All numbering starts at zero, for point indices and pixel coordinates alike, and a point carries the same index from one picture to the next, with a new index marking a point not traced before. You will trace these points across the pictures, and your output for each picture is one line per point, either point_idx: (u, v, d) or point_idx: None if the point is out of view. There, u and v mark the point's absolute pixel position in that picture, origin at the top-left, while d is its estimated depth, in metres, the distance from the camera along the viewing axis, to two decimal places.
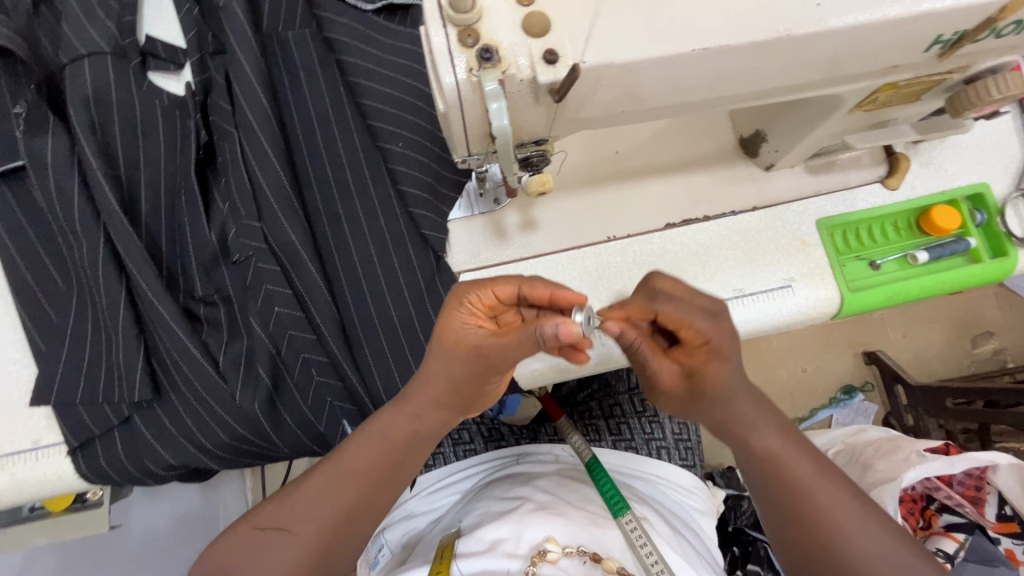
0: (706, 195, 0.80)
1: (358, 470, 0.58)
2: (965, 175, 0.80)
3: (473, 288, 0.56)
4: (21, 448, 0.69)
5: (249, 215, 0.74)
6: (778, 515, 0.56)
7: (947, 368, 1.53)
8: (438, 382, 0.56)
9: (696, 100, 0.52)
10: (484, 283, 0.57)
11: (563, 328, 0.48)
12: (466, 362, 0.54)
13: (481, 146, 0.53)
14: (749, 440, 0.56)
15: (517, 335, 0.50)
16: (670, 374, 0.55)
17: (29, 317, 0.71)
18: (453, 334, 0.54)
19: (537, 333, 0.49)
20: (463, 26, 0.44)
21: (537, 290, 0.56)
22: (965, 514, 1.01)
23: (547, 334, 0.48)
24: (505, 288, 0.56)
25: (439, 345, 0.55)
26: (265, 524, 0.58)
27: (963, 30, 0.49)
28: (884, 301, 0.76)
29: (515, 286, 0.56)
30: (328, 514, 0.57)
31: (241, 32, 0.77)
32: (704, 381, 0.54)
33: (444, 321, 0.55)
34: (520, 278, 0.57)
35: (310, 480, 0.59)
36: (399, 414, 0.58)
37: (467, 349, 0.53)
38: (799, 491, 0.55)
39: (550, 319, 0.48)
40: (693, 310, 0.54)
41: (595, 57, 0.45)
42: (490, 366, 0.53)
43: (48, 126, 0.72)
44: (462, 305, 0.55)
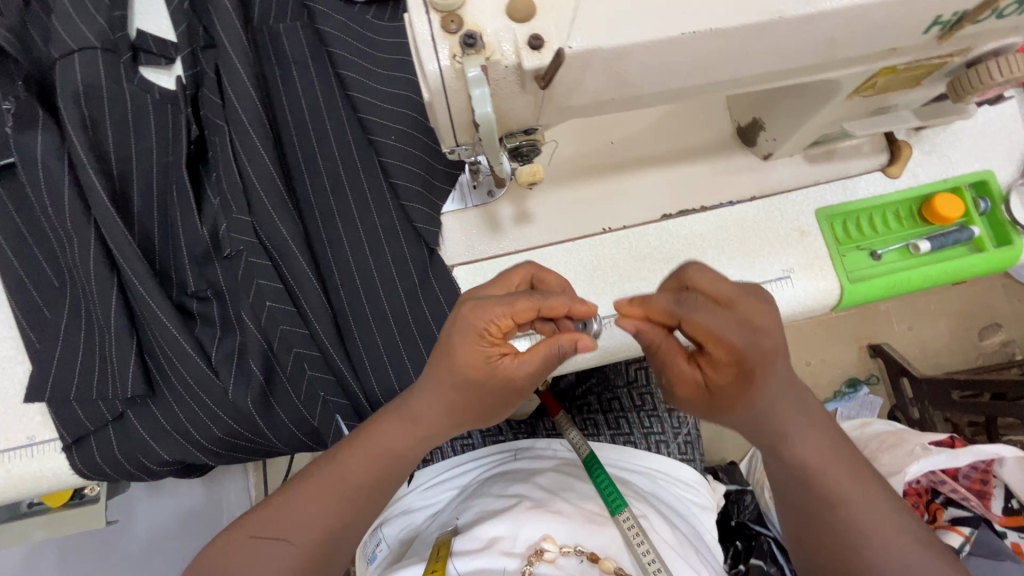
0: (703, 186, 0.79)
1: (361, 485, 0.58)
2: (969, 162, 0.78)
3: (488, 316, 0.52)
4: (16, 444, 0.70)
5: (240, 209, 0.73)
6: (804, 522, 0.56)
7: (954, 360, 1.51)
8: (456, 406, 0.57)
9: (689, 87, 0.51)
10: (499, 308, 0.52)
11: (585, 343, 0.52)
12: (492, 389, 0.55)
13: (468, 136, 0.52)
14: (785, 448, 0.55)
15: (540, 354, 0.53)
16: (690, 382, 0.55)
17: (22, 314, 0.71)
18: (478, 367, 0.54)
19: (561, 350, 0.53)
20: (446, 12, 0.43)
21: (556, 307, 0.54)
22: (971, 508, 1.01)
23: (570, 349, 0.53)
24: (524, 311, 0.53)
25: (462, 376, 0.54)
26: (262, 532, 0.56)
27: (962, 10, 0.48)
28: (885, 291, 0.74)
29: (535, 305, 0.53)
30: (330, 523, 0.57)
31: (230, 25, 0.76)
32: (733, 398, 0.53)
33: (463, 354, 0.53)
34: (537, 295, 0.53)
35: (310, 496, 0.57)
36: (403, 428, 0.59)
37: (496, 379, 0.54)
38: (829, 502, 0.54)
39: (569, 338, 0.53)
40: (727, 324, 0.51)
41: (581, 41, 0.44)
42: (520, 390, 0.56)
43: (38, 122, 0.71)
44: (478, 335, 0.53)
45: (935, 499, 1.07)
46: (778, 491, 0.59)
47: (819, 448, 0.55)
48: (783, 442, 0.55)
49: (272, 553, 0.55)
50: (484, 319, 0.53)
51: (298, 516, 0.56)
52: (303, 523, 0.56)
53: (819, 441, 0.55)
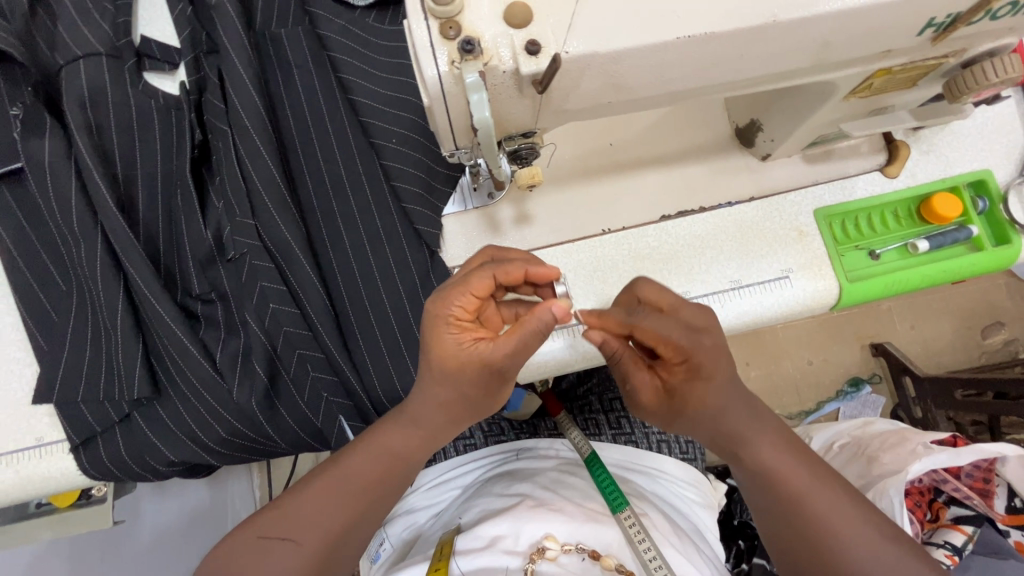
0: (702, 186, 0.79)
1: (366, 484, 0.59)
2: (967, 162, 0.78)
3: (450, 302, 0.54)
4: (24, 445, 0.71)
5: (244, 213, 0.74)
6: (777, 521, 0.57)
7: (957, 359, 1.51)
8: (448, 400, 0.57)
9: (685, 89, 0.52)
10: (457, 291, 0.55)
11: (559, 308, 0.53)
12: (477, 376, 0.55)
13: (467, 139, 0.53)
14: (746, 450, 0.57)
15: (518, 332, 0.52)
16: (652, 387, 0.59)
17: (29, 317, 0.72)
18: (455, 356, 0.54)
19: (541, 324, 0.53)
20: (444, 18, 0.44)
21: (511, 275, 0.57)
22: (973, 507, 1.01)
23: (550, 320, 0.53)
24: (481, 286, 0.55)
25: (443, 368, 0.54)
26: (269, 533, 0.57)
27: (956, 12, 0.48)
28: (883, 291, 0.75)
29: (490, 276, 0.56)
30: (333, 525, 0.57)
31: (233, 30, 0.77)
32: (688, 399, 0.57)
33: (438, 347, 0.54)
34: (490, 268, 0.56)
35: (315, 495, 0.58)
36: (411, 432, 0.60)
37: (476, 364, 0.54)
38: (796, 497, 0.55)
39: (543, 306, 0.53)
40: (671, 325, 0.55)
41: (577, 46, 0.44)
42: (505, 374, 0.56)
43: (46, 128, 0.72)
44: (447, 323, 0.54)
45: (939, 498, 1.08)
46: (749, 498, 0.60)
47: (783, 445, 0.58)
48: (744, 447, 0.57)
49: (276, 556, 0.56)
50: (449, 307, 0.54)
51: (303, 515, 0.57)
52: (308, 521, 0.57)
53: (780, 440, 0.58)
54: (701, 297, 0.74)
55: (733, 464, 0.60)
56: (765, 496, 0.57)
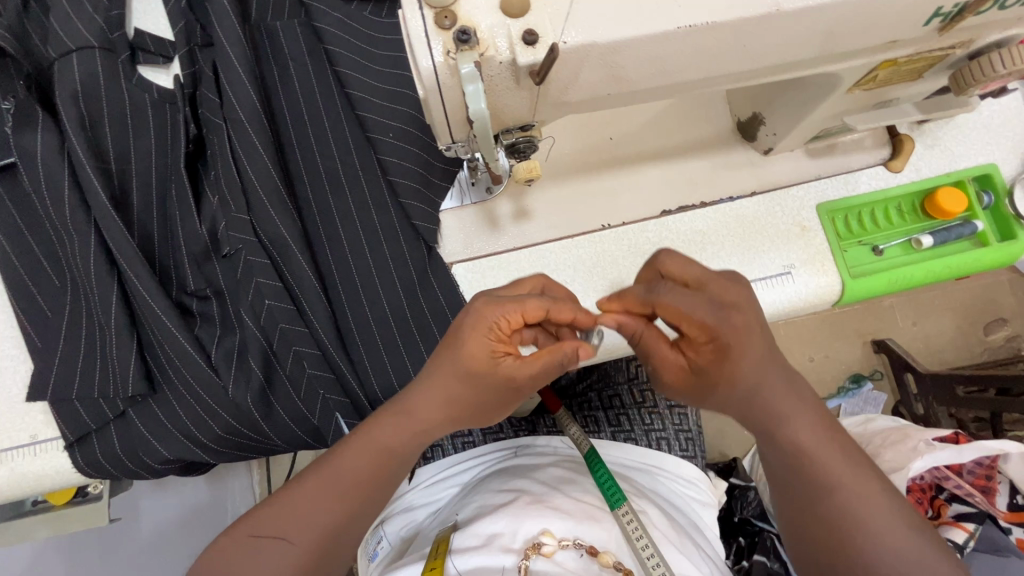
0: (704, 180, 0.78)
1: (357, 478, 0.58)
2: (972, 156, 0.77)
3: (499, 311, 0.54)
4: (19, 443, 0.70)
5: (239, 209, 0.73)
6: (804, 507, 0.55)
7: (959, 356, 1.50)
8: (451, 400, 0.56)
9: (686, 81, 0.51)
10: (509, 306, 0.54)
11: (587, 351, 0.57)
12: (490, 386, 0.55)
13: (463, 132, 0.52)
14: (782, 430, 0.55)
15: (550, 357, 0.54)
16: (676, 365, 0.56)
17: (23, 313, 0.71)
18: (484, 362, 0.53)
19: (564, 357, 0.55)
20: (439, 7, 0.43)
21: (563, 315, 0.57)
22: (976, 505, 1.00)
23: (575, 358, 0.56)
24: (535, 312, 0.54)
25: (469, 370, 0.54)
26: (260, 531, 0.57)
27: (964, 2, 0.47)
28: (886, 287, 0.74)
29: (546, 308, 0.55)
30: (326, 525, 0.57)
31: (227, 22, 0.76)
32: (718, 375, 0.53)
33: (473, 346, 0.53)
34: (548, 298, 0.56)
35: (307, 492, 0.58)
36: (401, 428, 0.58)
37: (497, 376, 0.54)
38: (830, 483, 0.54)
39: (570, 343, 0.56)
40: (697, 304, 0.52)
41: (575, 36, 0.43)
42: (517, 392, 0.57)
43: (38, 122, 0.72)
44: (489, 330, 0.54)
45: (940, 495, 1.07)
46: (778, 480, 0.57)
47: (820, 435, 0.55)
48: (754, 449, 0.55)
49: (271, 553, 0.56)
50: (496, 315, 0.54)
51: (296, 513, 0.57)
52: (302, 518, 0.56)
53: (817, 426, 0.55)
54: None
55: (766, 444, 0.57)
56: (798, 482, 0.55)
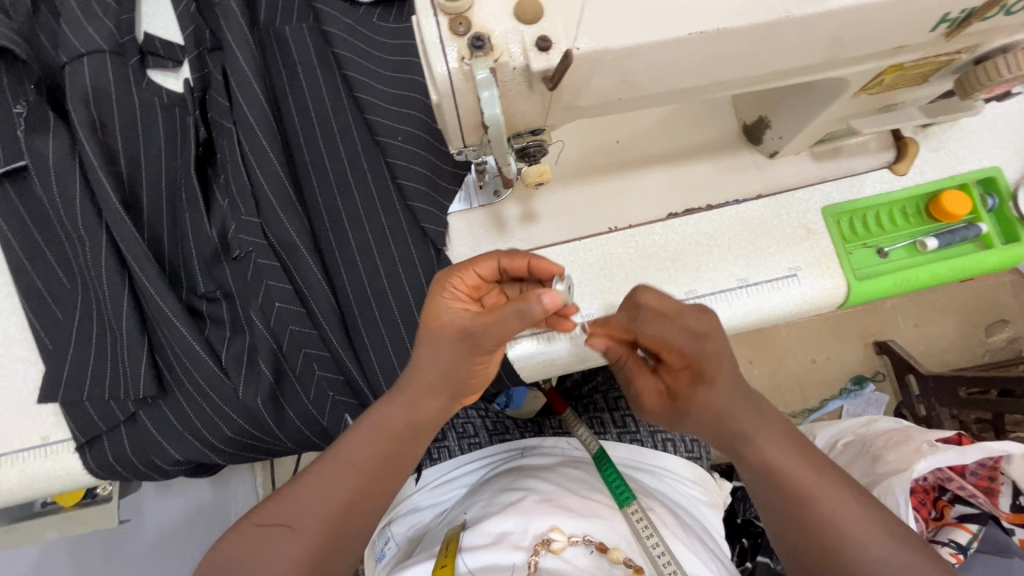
0: (710, 183, 0.79)
1: (357, 464, 0.59)
2: (975, 159, 0.78)
3: (455, 272, 0.58)
4: (30, 444, 0.70)
5: (249, 211, 0.74)
6: (784, 523, 0.57)
7: (961, 357, 1.50)
8: (428, 369, 0.57)
9: (695, 86, 0.51)
10: (464, 265, 0.59)
11: (551, 298, 0.49)
12: (453, 343, 0.55)
13: (475, 136, 0.52)
14: (751, 448, 0.57)
15: (498, 314, 0.51)
16: (656, 389, 0.62)
17: (34, 315, 0.72)
18: (439, 316, 0.56)
19: (523, 307, 0.50)
20: (453, 14, 0.44)
21: (518, 263, 0.59)
22: (979, 505, 1.00)
23: (537, 311, 0.50)
24: (485, 267, 0.59)
25: (429, 328, 0.56)
26: (267, 520, 0.57)
27: (970, 8, 0.48)
28: (891, 289, 0.74)
29: (495, 260, 0.59)
30: (322, 508, 0.57)
31: (237, 27, 0.76)
32: (691, 399, 0.57)
33: (429, 305, 0.56)
34: (495, 252, 0.60)
35: (314, 483, 0.58)
36: (395, 403, 0.59)
37: (453, 330, 0.54)
38: (804, 497, 0.55)
39: (532, 292, 0.50)
40: (678, 331, 0.55)
41: (588, 43, 0.44)
42: (480, 349, 0.55)
43: (50, 126, 0.72)
44: (445, 287, 0.57)
45: (942, 496, 1.07)
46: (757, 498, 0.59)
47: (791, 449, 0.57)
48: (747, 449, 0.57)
49: (276, 541, 0.56)
50: (451, 278, 0.58)
51: (311, 507, 0.57)
52: (317, 514, 0.57)
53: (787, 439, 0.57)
54: (708, 296, 0.74)
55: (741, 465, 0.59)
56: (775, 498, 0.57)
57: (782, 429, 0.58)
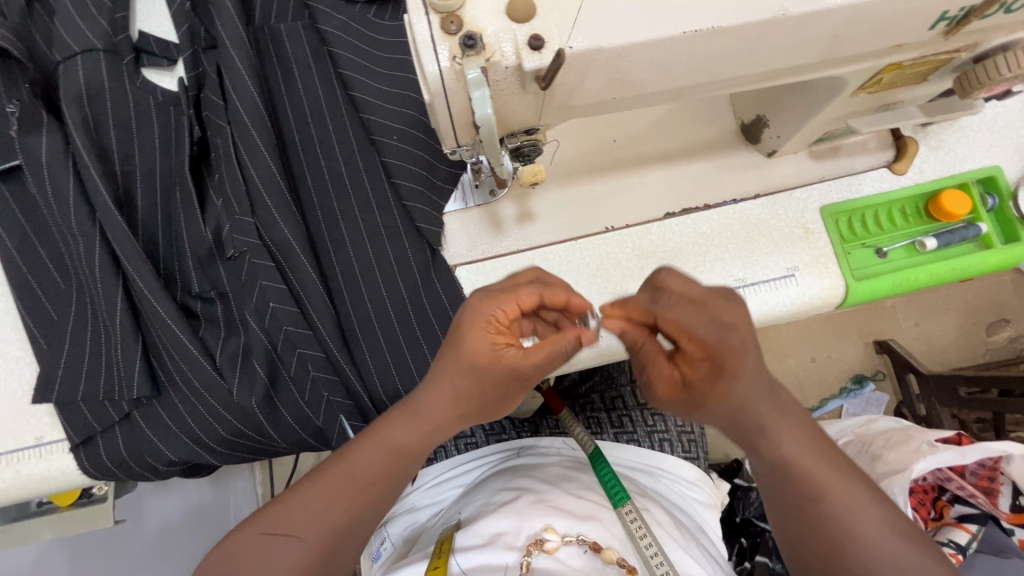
0: (707, 183, 0.78)
1: (369, 479, 0.58)
2: (976, 158, 0.77)
3: (497, 303, 0.55)
4: (24, 445, 0.70)
5: (243, 211, 0.73)
6: (796, 520, 0.55)
7: (962, 357, 1.49)
8: (463, 396, 0.56)
9: (690, 85, 0.51)
10: (505, 295, 0.56)
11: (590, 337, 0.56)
12: (499, 378, 0.55)
13: (469, 135, 0.52)
14: (766, 448, 0.55)
15: (551, 351, 0.55)
16: (669, 380, 0.57)
17: (28, 315, 0.72)
18: (487, 354, 0.54)
19: (568, 347, 0.56)
20: (445, 13, 0.43)
21: (553, 296, 0.59)
22: (978, 506, 1.00)
23: (578, 346, 0.56)
24: (527, 299, 0.56)
25: (473, 365, 0.54)
26: (270, 530, 0.57)
27: (969, 5, 0.47)
28: (890, 289, 0.74)
29: (538, 292, 0.57)
30: (331, 517, 0.57)
31: (231, 26, 0.76)
32: (709, 389, 0.54)
33: (473, 340, 0.54)
34: (539, 287, 0.57)
35: (316, 490, 0.58)
36: (414, 425, 0.58)
37: (502, 369, 0.54)
38: (816, 493, 0.54)
39: (570, 333, 0.56)
40: (699, 322, 0.54)
41: (582, 42, 0.43)
42: (527, 384, 0.57)
43: (43, 125, 0.72)
44: (488, 322, 0.54)
45: (942, 497, 1.07)
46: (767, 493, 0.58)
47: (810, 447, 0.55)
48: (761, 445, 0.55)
49: (279, 550, 0.56)
50: (491, 306, 0.55)
51: (306, 508, 0.57)
52: (311, 515, 0.57)
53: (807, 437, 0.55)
54: None
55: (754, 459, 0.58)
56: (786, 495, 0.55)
57: (799, 428, 0.56)
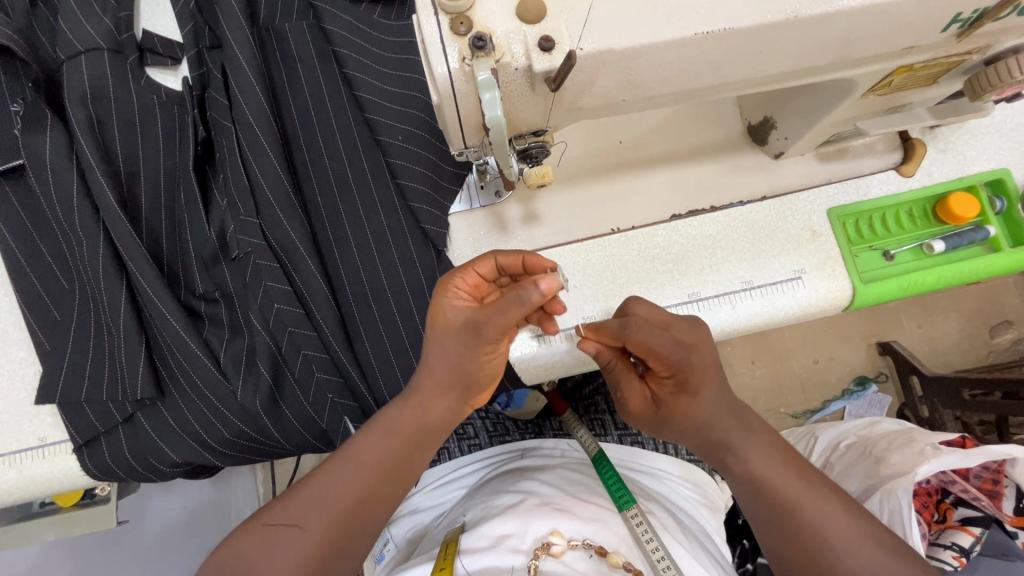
0: (713, 185, 0.78)
1: (363, 464, 0.60)
2: (984, 161, 0.77)
3: (456, 274, 0.59)
4: (27, 446, 0.70)
5: (248, 212, 0.73)
6: (769, 532, 0.58)
7: (965, 358, 1.49)
8: (437, 363, 0.57)
9: (700, 87, 0.50)
10: (465, 267, 0.60)
11: (547, 283, 0.46)
12: (457, 336, 0.54)
13: (476, 137, 0.51)
14: (740, 455, 0.58)
15: (499, 303, 0.49)
16: (640, 397, 0.63)
17: (31, 315, 0.71)
18: (440, 313, 0.56)
19: (526, 296, 0.48)
20: (455, 13, 0.43)
21: (513, 259, 0.60)
22: (982, 508, 1.00)
23: (536, 296, 0.47)
24: (485, 267, 0.60)
25: (436, 329, 0.56)
26: (274, 521, 0.58)
27: (982, 8, 0.47)
28: (896, 292, 0.73)
29: (492, 260, 0.60)
30: (333, 507, 0.58)
31: (236, 24, 0.76)
32: (674, 407, 0.58)
33: (433, 305, 0.57)
34: (493, 252, 0.61)
35: (318, 483, 0.59)
36: (405, 406, 0.60)
37: (457, 325, 0.54)
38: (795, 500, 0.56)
39: (530, 280, 0.48)
40: (662, 338, 0.56)
41: (593, 43, 0.43)
42: (486, 338, 0.53)
43: (47, 124, 0.71)
44: (446, 289, 0.58)
45: (946, 499, 1.06)
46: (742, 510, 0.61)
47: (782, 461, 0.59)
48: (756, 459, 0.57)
49: (283, 540, 0.57)
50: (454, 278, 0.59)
51: (312, 506, 0.58)
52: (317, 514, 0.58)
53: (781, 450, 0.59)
54: (711, 298, 0.73)
55: (727, 476, 0.61)
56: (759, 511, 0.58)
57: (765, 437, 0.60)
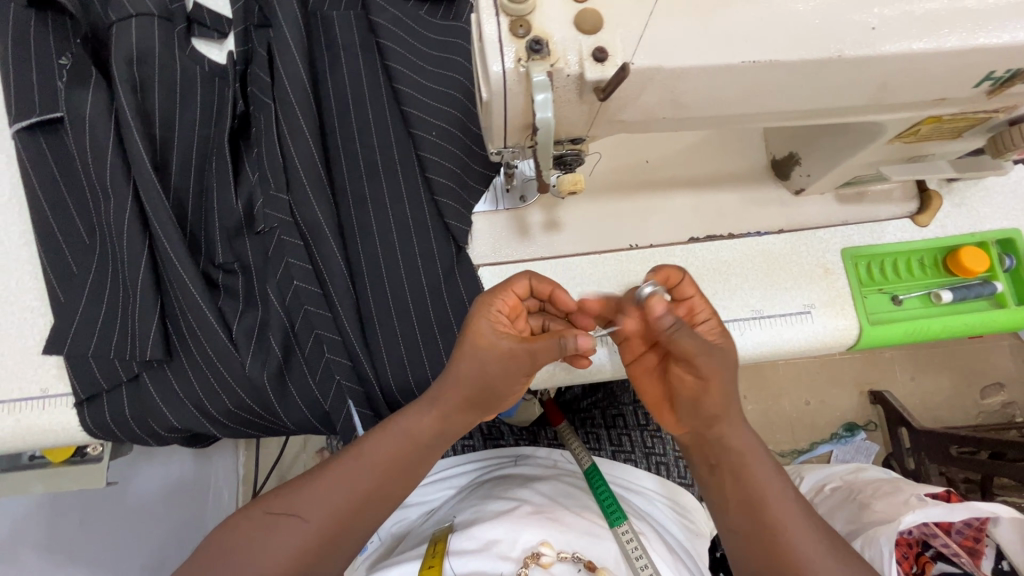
0: (731, 213, 0.80)
1: (376, 465, 0.60)
2: (996, 219, 0.79)
3: (498, 298, 0.62)
4: (29, 395, 0.71)
5: (278, 187, 0.74)
6: (743, 538, 0.61)
7: (954, 415, 1.50)
8: (469, 383, 0.58)
9: (737, 114, 0.52)
10: (503, 291, 0.63)
11: (582, 341, 0.57)
12: (498, 362, 0.57)
13: (519, 138, 0.53)
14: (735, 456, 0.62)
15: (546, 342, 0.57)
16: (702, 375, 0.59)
17: (50, 265, 0.72)
18: (488, 334, 0.58)
19: (565, 346, 0.57)
20: (515, 16, 0.45)
21: (544, 287, 0.66)
22: (961, 565, 1.00)
23: (572, 348, 0.57)
24: (522, 287, 0.64)
25: (477, 351, 0.57)
26: (274, 509, 0.60)
27: (1015, 69, 0.49)
28: (901, 336, 0.75)
29: (528, 283, 0.65)
30: (336, 501, 0.59)
31: (287, 6, 0.77)
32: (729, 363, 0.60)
33: (476, 324, 0.58)
34: (528, 274, 0.65)
35: (325, 478, 0.60)
36: (426, 414, 0.61)
37: (502, 350, 0.57)
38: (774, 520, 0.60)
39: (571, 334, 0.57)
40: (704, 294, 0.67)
41: (643, 60, 0.45)
42: (521, 368, 0.58)
43: (91, 80, 0.73)
44: (490, 312, 0.60)
45: (926, 552, 1.06)
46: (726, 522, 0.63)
47: (767, 466, 0.62)
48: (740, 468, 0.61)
49: (282, 528, 0.58)
50: (493, 300, 0.62)
51: (312, 496, 0.60)
52: (315, 501, 0.59)
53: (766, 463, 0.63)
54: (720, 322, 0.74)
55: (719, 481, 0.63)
56: (743, 518, 0.61)
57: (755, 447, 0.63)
